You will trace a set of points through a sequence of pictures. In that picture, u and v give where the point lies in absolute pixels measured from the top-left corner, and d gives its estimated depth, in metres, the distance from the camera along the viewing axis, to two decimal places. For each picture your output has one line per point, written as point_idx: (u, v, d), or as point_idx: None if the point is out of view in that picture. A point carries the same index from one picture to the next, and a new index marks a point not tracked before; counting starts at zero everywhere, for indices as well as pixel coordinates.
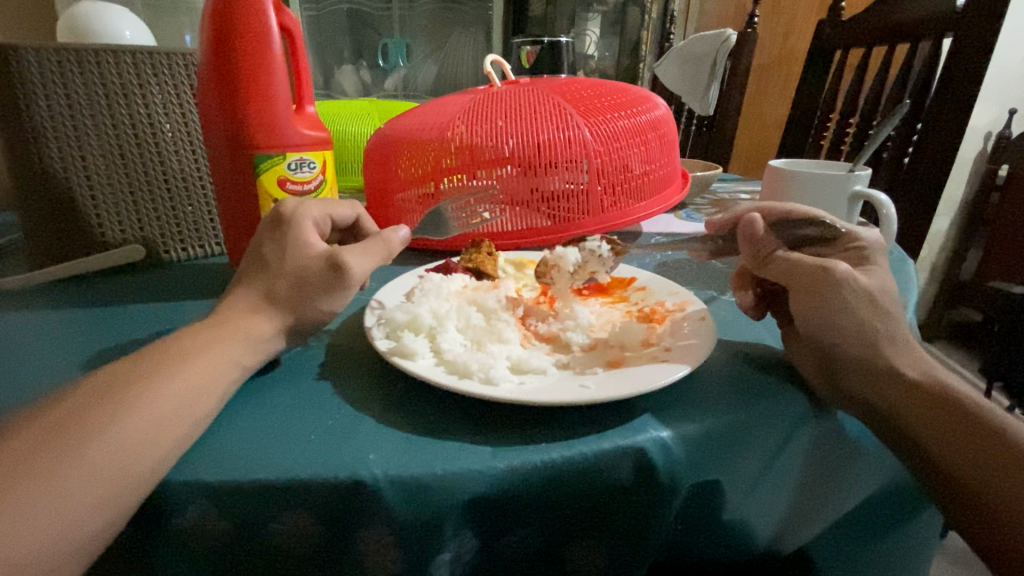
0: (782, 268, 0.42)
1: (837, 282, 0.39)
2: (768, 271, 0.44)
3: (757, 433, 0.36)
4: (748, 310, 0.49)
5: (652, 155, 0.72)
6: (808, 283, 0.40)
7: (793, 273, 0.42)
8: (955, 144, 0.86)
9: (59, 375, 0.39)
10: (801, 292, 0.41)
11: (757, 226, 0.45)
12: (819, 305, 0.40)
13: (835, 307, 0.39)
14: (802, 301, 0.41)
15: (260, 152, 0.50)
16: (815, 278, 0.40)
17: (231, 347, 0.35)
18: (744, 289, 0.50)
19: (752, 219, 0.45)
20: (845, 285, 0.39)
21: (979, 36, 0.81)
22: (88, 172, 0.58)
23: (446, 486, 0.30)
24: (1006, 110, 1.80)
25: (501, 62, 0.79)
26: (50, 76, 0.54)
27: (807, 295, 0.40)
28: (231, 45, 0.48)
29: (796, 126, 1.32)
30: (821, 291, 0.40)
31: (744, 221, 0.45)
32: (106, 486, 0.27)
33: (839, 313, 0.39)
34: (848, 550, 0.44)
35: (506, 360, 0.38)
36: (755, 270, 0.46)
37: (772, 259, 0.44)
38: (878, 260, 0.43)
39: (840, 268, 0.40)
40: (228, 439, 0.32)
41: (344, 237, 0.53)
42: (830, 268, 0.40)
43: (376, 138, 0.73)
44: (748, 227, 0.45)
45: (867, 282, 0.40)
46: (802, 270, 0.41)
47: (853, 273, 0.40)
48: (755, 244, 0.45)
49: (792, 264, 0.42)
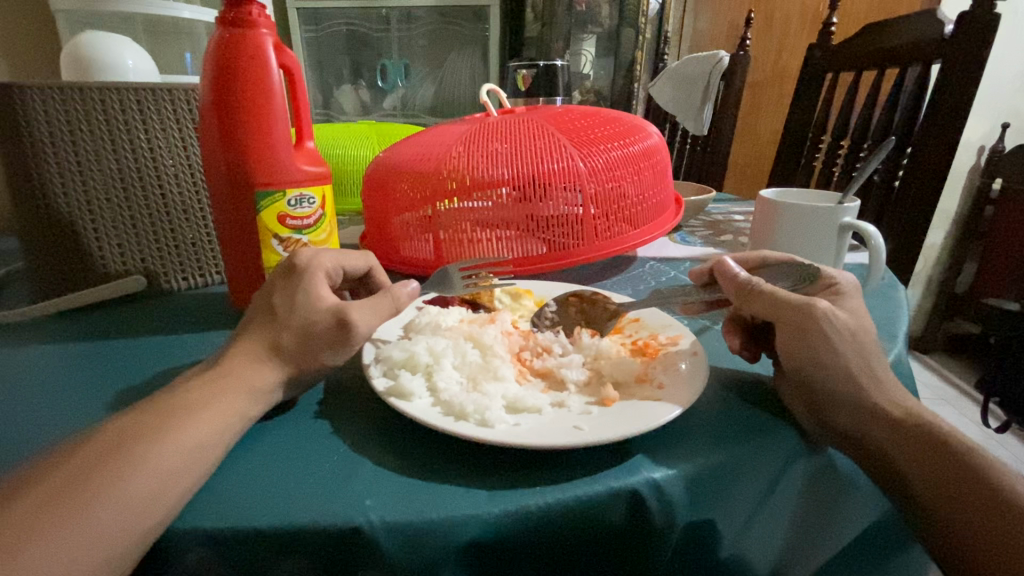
0: (770, 302, 0.43)
1: (821, 318, 0.40)
2: (755, 304, 0.44)
3: (750, 470, 0.37)
4: (741, 352, 0.48)
5: (646, 182, 0.73)
6: (793, 318, 0.41)
7: (778, 309, 0.42)
8: (944, 169, 0.88)
9: (60, 417, 0.40)
10: (787, 327, 0.41)
11: (732, 268, 0.47)
12: (805, 341, 0.40)
13: (821, 343, 0.40)
14: (789, 335, 0.41)
15: (260, 190, 0.51)
16: (802, 316, 0.41)
17: (233, 394, 0.36)
18: (732, 332, 0.49)
19: (725, 261, 0.48)
20: (828, 321, 0.40)
21: (967, 63, 0.83)
22: (89, 204, 0.59)
23: (443, 533, 0.31)
24: (999, 125, 1.82)
25: (496, 92, 0.79)
26: (53, 111, 0.55)
27: (794, 330, 0.41)
28: (232, 87, 0.49)
29: (790, 145, 1.34)
30: (806, 327, 0.40)
31: (720, 264, 0.48)
32: (110, 544, 0.27)
33: (827, 350, 0.40)
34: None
35: (502, 400, 0.39)
36: (740, 307, 0.46)
37: (759, 294, 0.44)
38: (851, 291, 0.45)
39: (822, 305, 0.41)
40: (229, 485, 0.33)
41: (356, 288, 0.54)
42: (811, 305, 0.41)
43: (374, 166, 0.74)
44: (724, 270, 0.47)
45: (847, 318, 0.41)
46: (786, 306, 0.42)
47: (833, 309, 0.41)
48: (735, 282, 0.46)
49: (778, 299, 0.42)
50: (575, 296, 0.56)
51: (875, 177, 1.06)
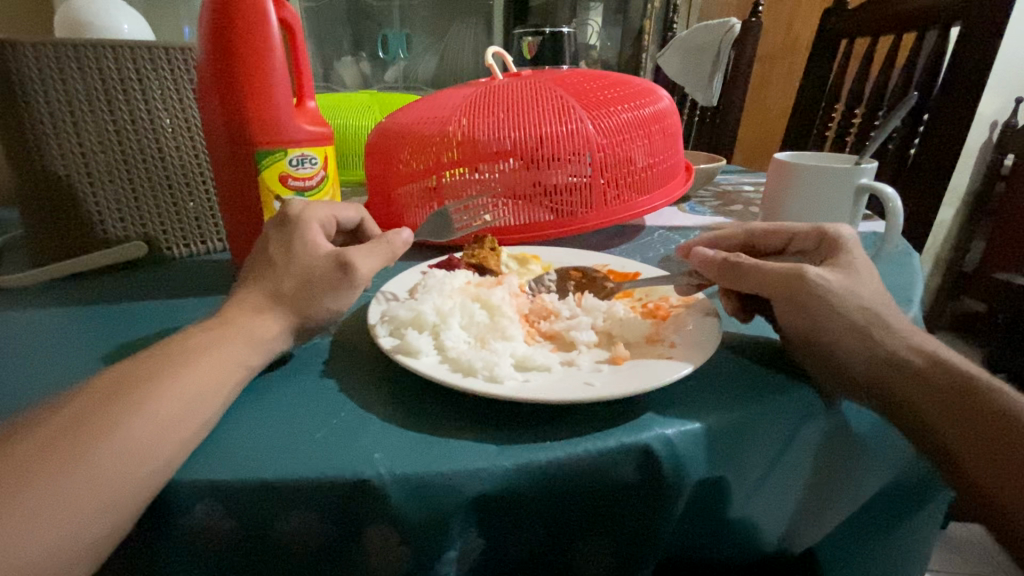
0: (755, 278, 0.42)
1: (813, 284, 0.40)
2: (742, 282, 0.43)
3: (763, 427, 0.36)
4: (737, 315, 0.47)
5: (655, 147, 0.71)
6: (785, 291, 0.40)
7: (765, 283, 0.41)
8: (962, 136, 0.86)
9: (64, 374, 0.39)
10: (783, 299, 0.41)
11: (705, 253, 0.46)
12: (802, 313, 0.40)
13: (818, 309, 0.39)
14: (786, 309, 0.41)
15: (260, 148, 0.50)
16: (793, 286, 0.40)
17: (235, 347, 0.35)
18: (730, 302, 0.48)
19: (698, 249, 0.47)
20: (820, 286, 0.40)
21: (990, 23, 0.80)
22: (88, 168, 0.57)
23: (452, 484, 0.30)
24: (1013, 99, 1.77)
25: (502, 54, 0.72)
26: (48, 72, 0.53)
27: (789, 301, 0.40)
28: (230, 42, 0.48)
29: (801, 116, 1.32)
30: (801, 297, 0.40)
31: (693, 253, 0.47)
32: (110, 489, 0.27)
33: (828, 315, 0.39)
34: (843, 538, 0.45)
35: (510, 358, 0.38)
36: (726, 286, 0.45)
37: (742, 268, 0.43)
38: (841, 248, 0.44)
39: (811, 272, 0.40)
40: (234, 440, 0.32)
41: (348, 240, 0.53)
42: (801, 274, 0.40)
43: (376, 131, 0.72)
44: (699, 256, 0.46)
45: (840, 280, 0.41)
46: (775, 278, 0.41)
47: (823, 273, 0.41)
48: (715, 266, 0.45)
49: (763, 272, 0.42)
50: (576, 270, 0.53)
51: (889, 146, 1.04)
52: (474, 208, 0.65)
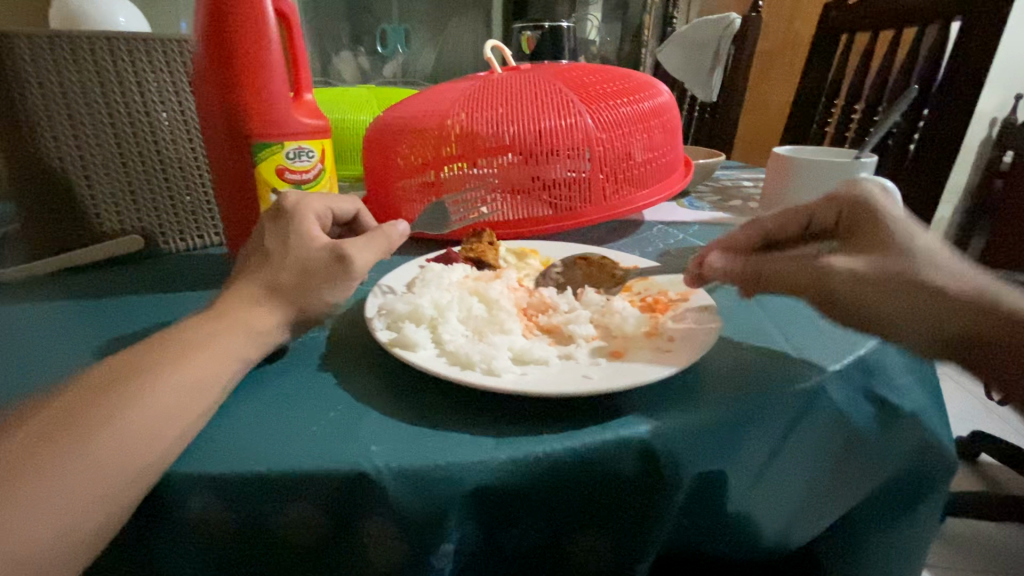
0: (778, 280, 0.38)
1: (841, 277, 0.36)
2: (767, 287, 0.39)
3: (761, 420, 0.36)
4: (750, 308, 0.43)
5: (655, 142, 0.71)
6: (816, 288, 0.37)
7: (792, 284, 0.38)
8: (961, 131, 0.85)
9: (60, 367, 0.39)
10: (817, 298, 0.37)
11: (717, 262, 0.42)
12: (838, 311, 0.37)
13: (856, 303, 0.36)
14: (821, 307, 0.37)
15: (257, 141, 0.50)
16: (823, 283, 0.37)
17: (232, 340, 0.35)
18: None
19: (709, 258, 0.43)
20: (851, 278, 0.36)
21: (990, 18, 0.80)
22: (84, 162, 0.57)
23: (449, 476, 0.30)
24: (1013, 95, 1.77)
25: (500, 49, 0.72)
26: (43, 65, 0.53)
27: (823, 300, 0.37)
28: (226, 34, 0.47)
29: (800, 112, 1.31)
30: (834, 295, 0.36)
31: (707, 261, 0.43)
32: (105, 482, 0.27)
33: (869, 306, 0.36)
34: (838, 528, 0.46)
35: (507, 351, 0.38)
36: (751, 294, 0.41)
37: (764, 272, 0.39)
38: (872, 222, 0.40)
39: (838, 264, 0.36)
40: (230, 432, 0.32)
41: (344, 233, 0.53)
42: (826, 269, 0.37)
43: (374, 124, 0.71)
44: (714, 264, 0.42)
45: (872, 263, 0.36)
46: (801, 279, 0.37)
47: (851, 261, 0.37)
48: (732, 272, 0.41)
49: (785, 273, 0.38)
50: (582, 257, 0.54)
51: (889, 142, 1.04)
52: (469, 202, 0.65)
